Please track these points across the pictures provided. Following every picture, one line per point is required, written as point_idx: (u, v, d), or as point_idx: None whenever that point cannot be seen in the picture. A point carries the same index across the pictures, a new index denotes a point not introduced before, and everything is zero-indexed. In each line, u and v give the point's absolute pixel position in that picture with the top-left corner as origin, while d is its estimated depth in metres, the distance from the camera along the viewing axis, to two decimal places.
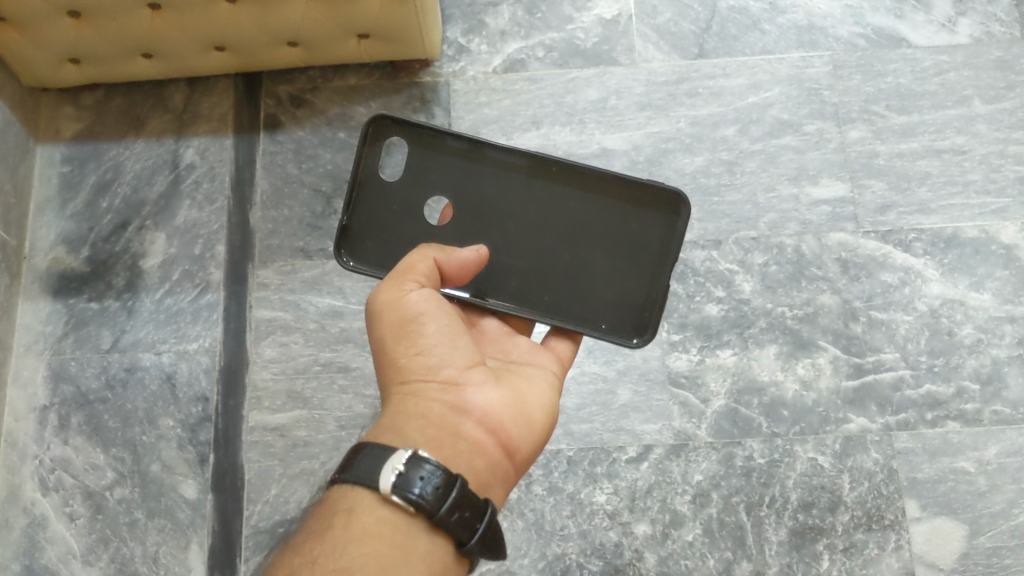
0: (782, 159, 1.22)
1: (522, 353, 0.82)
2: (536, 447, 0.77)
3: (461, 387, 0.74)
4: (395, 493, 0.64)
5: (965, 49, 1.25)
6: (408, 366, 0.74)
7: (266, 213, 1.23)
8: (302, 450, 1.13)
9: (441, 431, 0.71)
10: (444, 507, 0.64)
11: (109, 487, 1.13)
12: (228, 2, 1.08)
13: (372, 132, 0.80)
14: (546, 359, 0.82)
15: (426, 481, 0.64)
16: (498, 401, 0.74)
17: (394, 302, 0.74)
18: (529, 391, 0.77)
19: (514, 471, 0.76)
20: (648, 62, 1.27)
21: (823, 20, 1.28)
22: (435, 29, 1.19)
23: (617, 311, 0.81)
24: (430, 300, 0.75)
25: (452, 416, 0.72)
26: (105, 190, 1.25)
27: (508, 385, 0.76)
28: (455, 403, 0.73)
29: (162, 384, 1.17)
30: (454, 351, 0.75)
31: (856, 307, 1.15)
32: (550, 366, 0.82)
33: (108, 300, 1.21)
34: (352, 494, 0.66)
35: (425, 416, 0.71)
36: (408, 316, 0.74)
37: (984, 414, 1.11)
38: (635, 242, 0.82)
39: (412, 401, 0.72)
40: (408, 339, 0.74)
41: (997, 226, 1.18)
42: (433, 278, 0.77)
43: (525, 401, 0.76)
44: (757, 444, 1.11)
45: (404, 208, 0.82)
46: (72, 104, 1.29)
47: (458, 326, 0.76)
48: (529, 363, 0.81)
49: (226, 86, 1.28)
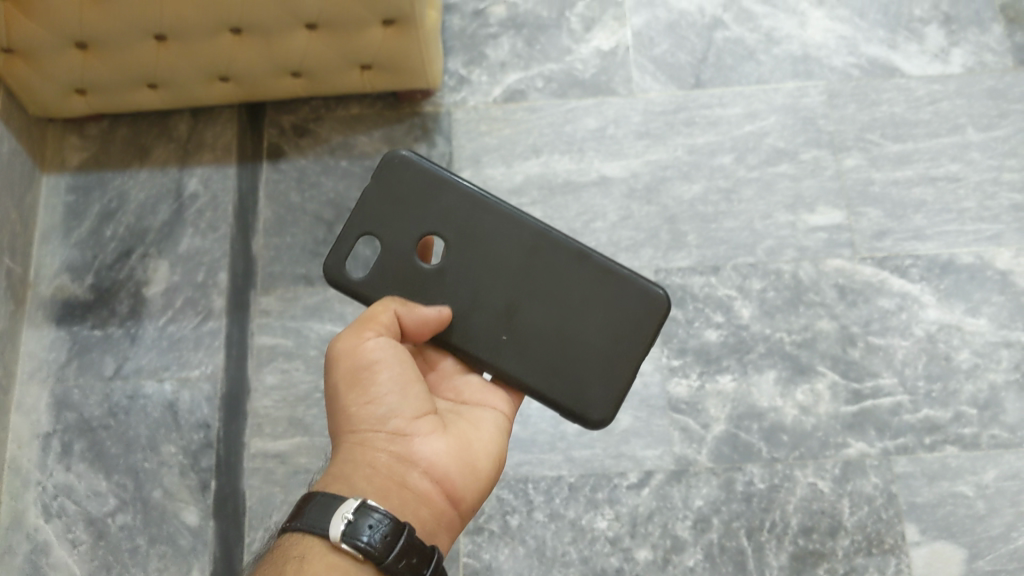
0: (779, 186, 1.23)
1: (474, 391, 0.82)
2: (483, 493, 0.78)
3: (409, 437, 0.75)
4: (345, 540, 0.66)
5: (958, 78, 1.27)
6: (357, 414, 0.75)
7: (269, 241, 1.24)
8: (303, 476, 1.14)
9: (388, 482, 0.72)
10: (391, 555, 0.66)
11: (110, 514, 1.13)
12: (233, 33, 1.10)
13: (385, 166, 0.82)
14: (500, 399, 0.82)
15: (374, 529, 0.66)
16: (446, 451, 0.75)
17: (352, 350, 0.76)
18: (476, 437, 0.78)
19: (462, 517, 0.77)
20: (646, 92, 1.29)
21: (818, 50, 1.30)
22: (437, 60, 1.21)
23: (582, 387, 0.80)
24: (388, 348, 0.76)
25: (398, 468, 0.73)
26: (110, 218, 1.27)
27: (456, 433, 0.77)
28: (402, 453, 0.74)
29: (165, 411, 1.17)
30: (404, 401, 0.76)
31: (854, 332, 1.16)
32: (502, 407, 0.82)
33: (112, 327, 1.22)
34: (301, 542, 0.68)
35: (372, 470, 0.73)
36: (362, 363, 0.75)
37: (982, 438, 1.11)
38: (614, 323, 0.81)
39: (360, 451, 0.74)
40: (360, 386, 0.75)
41: (992, 252, 1.19)
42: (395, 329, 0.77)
43: (472, 448, 0.77)
44: (757, 469, 1.11)
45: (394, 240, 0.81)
46: (78, 134, 1.31)
47: (413, 374, 0.77)
48: (481, 403, 0.81)
49: (230, 116, 1.30)
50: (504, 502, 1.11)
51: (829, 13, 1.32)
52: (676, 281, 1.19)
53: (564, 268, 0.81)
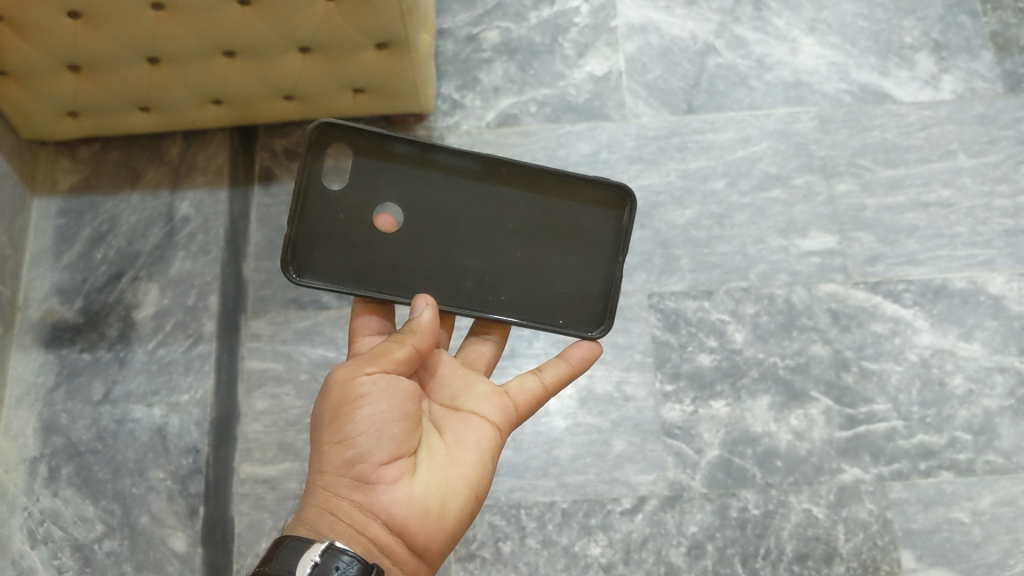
0: (772, 211, 1.23)
1: (471, 396, 0.81)
2: (453, 535, 0.75)
3: (372, 485, 0.72)
4: None
5: (949, 105, 1.28)
6: (328, 456, 0.74)
7: (260, 264, 1.24)
8: (293, 502, 1.12)
9: (346, 533, 0.71)
10: None
11: (97, 540, 1.12)
12: (226, 56, 1.10)
13: (302, 254, 0.82)
14: (489, 410, 0.80)
15: (343, 571, 0.67)
16: (407, 501, 0.72)
17: (343, 384, 0.76)
18: (450, 477, 0.75)
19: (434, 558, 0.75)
20: (638, 117, 1.29)
21: (809, 76, 1.31)
22: (429, 83, 1.21)
23: (579, 221, 0.86)
24: (371, 386, 0.75)
25: (358, 517, 0.72)
26: (100, 241, 1.26)
27: (428, 476, 0.74)
28: (363, 502, 0.72)
29: (153, 435, 1.16)
30: (373, 444, 0.73)
31: (847, 357, 1.16)
32: (492, 418, 0.80)
33: (101, 350, 1.20)
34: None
35: (334, 517, 0.72)
36: (348, 398, 0.74)
37: (977, 464, 1.11)
38: (576, 298, 0.85)
39: (325, 495, 0.73)
40: (336, 426, 0.74)
41: (985, 277, 1.19)
42: (411, 366, 0.78)
43: (441, 492, 0.74)
44: (751, 495, 1.11)
45: (363, 210, 0.82)
46: (69, 156, 1.30)
47: (390, 416, 0.74)
48: (469, 418, 0.79)
49: (223, 140, 1.30)
50: (496, 528, 1.10)
51: (820, 39, 1.33)
52: (669, 305, 1.19)
53: (503, 283, 0.85)
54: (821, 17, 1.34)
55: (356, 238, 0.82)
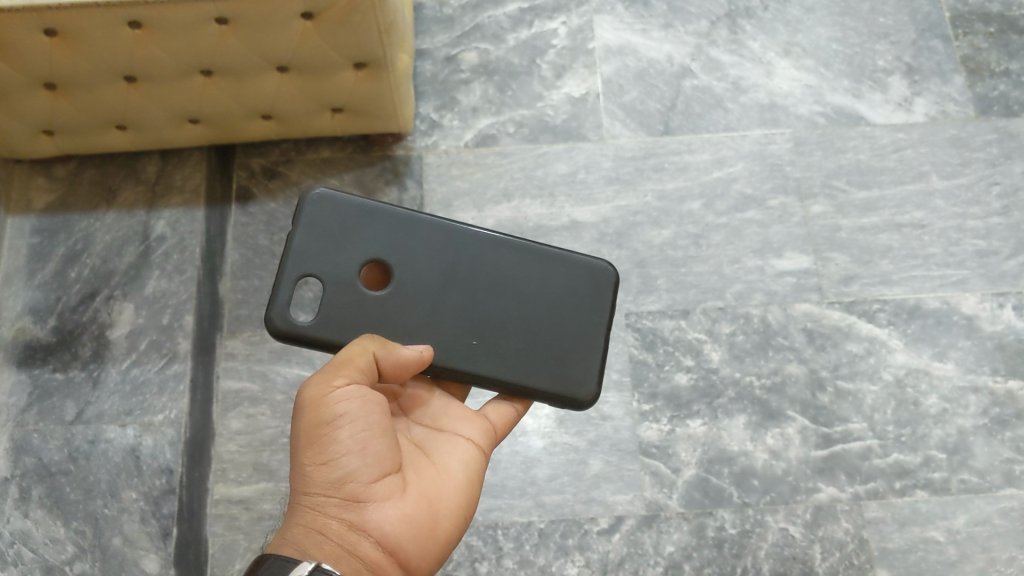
0: (747, 231, 1.24)
1: (449, 419, 0.83)
2: (445, 553, 0.77)
3: (362, 503, 0.73)
4: None
5: (921, 127, 1.30)
6: (313, 476, 0.73)
7: (236, 283, 1.23)
8: (268, 522, 1.12)
9: (337, 550, 0.71)
10: None
11: (68, 563, 1.10)
12: (203, 75, 1.10)
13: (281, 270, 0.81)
14: (470, 430, 0.82)
15: None
16: (400, 519, 0.74)
17: (319, 400, 0.74)
18: (441, 494, 0.77)
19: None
20: (615, 138, 1.30)
21: (784, 99, 1.32)
22: (408, 104, 1.22)
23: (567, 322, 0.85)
24: (355, 401, 0.74)
25: (349, 537, 0.72)
26: (75, 259, 1.25)
27: (419, 493, 0.76)
28: (354, 521, 0.73)
29: (127, 456, 1.15)
30: (362, 462, 0.73)
31: (822, 376, 1.17)
32: (474, 438, 0.82)
33: (74, 370, 1.19)
34: None
35: (322, 536, 0.72)
36: (324, 419, 0.73)
37: (952, 483, 1.11)
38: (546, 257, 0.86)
39: (311, 515, 0.73)
40: (319, 446, 0.73)
41: (958, 297, 1.21)
42: (370, 372, 0.76)
43: (434, 509, 0.76)
44: (728, 514, 1.11)
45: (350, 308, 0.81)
46: (44, 174, 1.29)
47: (368, 433, 0.74)
48: (451, 436, 0.81)
49: (200, 159, 1.30)
50: (473, 549, 1.09)
51: (794, 62, 1.34)
52: (647, 324, 1.19)
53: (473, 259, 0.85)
54: (795, 41, 1.36)
55: (336, 280, 0.81)
